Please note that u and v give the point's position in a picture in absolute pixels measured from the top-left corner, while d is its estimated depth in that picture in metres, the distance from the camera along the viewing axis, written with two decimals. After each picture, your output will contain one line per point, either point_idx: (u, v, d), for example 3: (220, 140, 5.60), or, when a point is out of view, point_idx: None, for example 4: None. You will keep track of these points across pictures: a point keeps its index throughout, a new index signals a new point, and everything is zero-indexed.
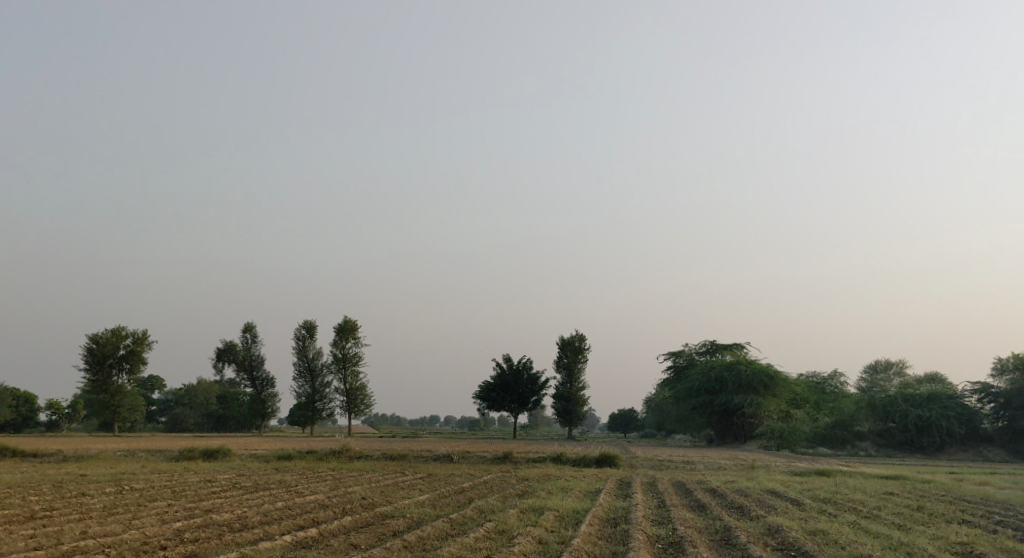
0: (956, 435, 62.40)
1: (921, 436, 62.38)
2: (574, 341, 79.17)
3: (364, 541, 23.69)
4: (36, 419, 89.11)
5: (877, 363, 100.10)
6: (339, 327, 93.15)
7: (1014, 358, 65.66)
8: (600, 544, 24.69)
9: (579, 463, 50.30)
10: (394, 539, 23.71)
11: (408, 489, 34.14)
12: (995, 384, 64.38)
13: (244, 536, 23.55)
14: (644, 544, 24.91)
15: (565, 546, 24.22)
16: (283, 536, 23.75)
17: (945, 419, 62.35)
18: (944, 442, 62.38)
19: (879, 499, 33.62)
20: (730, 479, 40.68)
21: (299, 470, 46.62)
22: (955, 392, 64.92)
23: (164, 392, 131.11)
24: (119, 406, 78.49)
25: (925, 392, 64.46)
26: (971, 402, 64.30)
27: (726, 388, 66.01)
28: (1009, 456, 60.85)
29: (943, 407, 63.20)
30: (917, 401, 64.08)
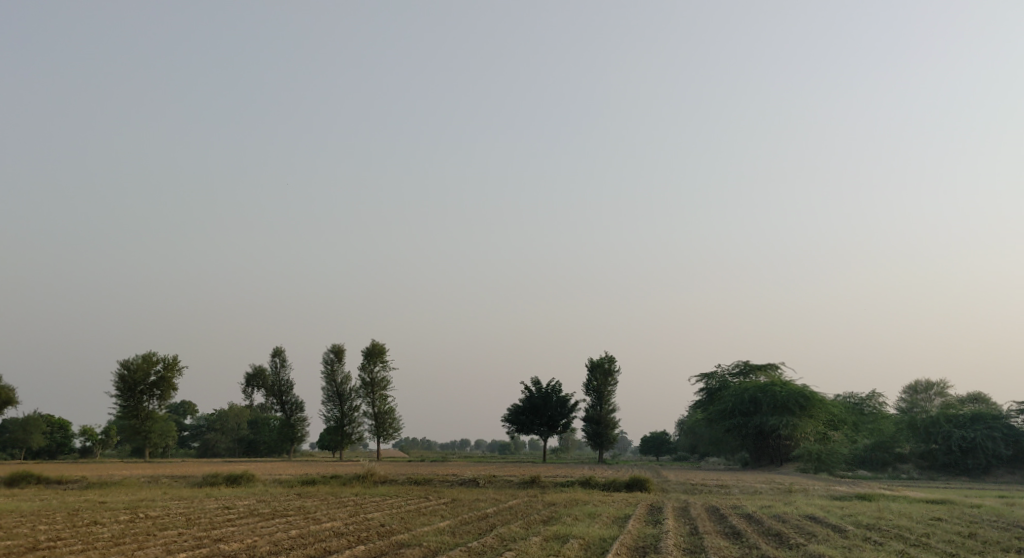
0: (1002, 457, 60.11)
1: (966, 458, 60.56)
2: (604, 362, 77.67)
3: None
4: (69, 446, 88.78)
5: (916, 383, 97.75)
6: (367, 351, 92.19)
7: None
8: None
9: (608, 487, 48.80)
10: None
11: (430, 516, 32.96)
12: None
13: None
14: None
15: None
16: None
17: (991, 440, 60.11)
18: (991, 464, 60.32)
19: (926, 526, 31.99)
20: (766, 504, 39.13)
21: (322, 495, 45.54)
22: (1001, 412, 62.63)
23: (195, 417, 130.82)
24: (150, 431, 77.91)
25: (969, 413, 62.40)
26: (1018, 423, 61.95)
27: (761, 409, 64.44)
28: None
29: (988, 428, 61.03)
30: (960, 421, 62.15)
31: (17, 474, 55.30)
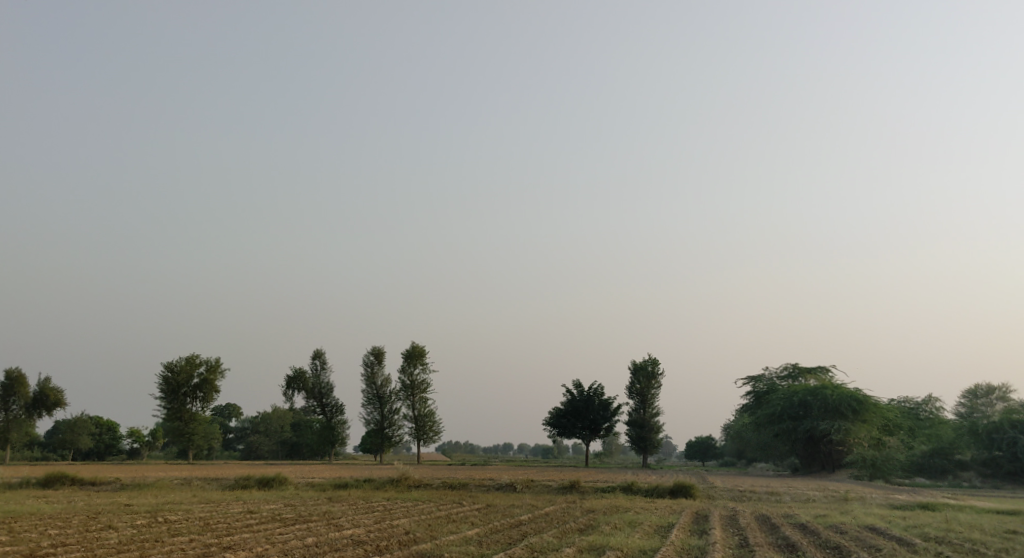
0: None
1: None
2: (647, 365, 75.37)
3: None
4: (117, 447, 88.25)
5: (975, 388, 94.38)
6: (406, 353, 90.65)
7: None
8: None
9: (651, 493, 46.68)
10: None
11: (458, 523, 31.27)
12: None
13: None
14: None
15: None
16: None
17: None
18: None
19: (1001, 538, 30.02)
20: (822, 513, 36.91)
21: (355, 500, 43.76)
22: None
23: (240, 420, 130.37)
24: (193, 433, 76.89)
25: None
26: None
27: (811, 413, 61.95)
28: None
29: None
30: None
31: (50, 475, 54.15)
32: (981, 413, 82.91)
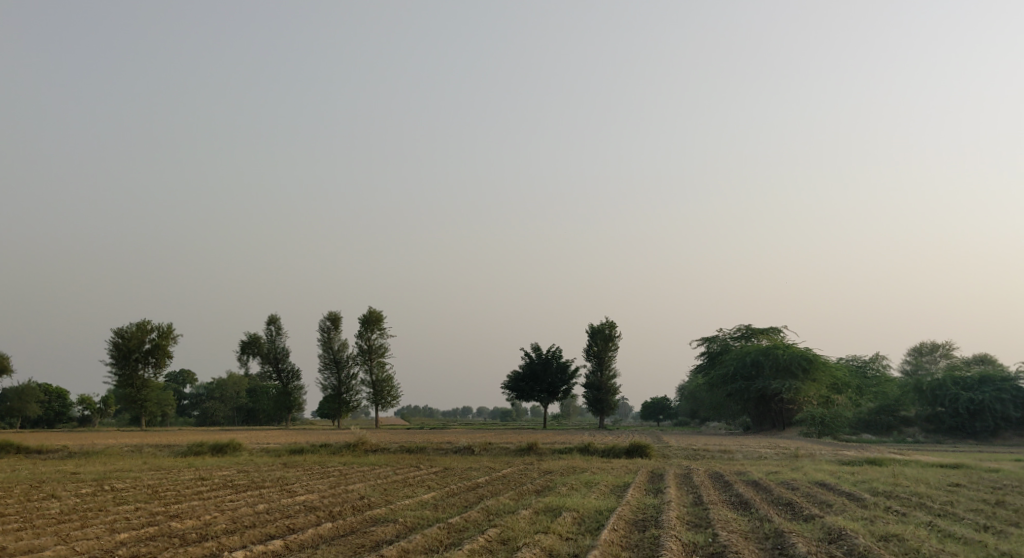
0: (1011, 419, 58.39)
1: (973, 421, 58.56)
2: (604, 328, 75.53)
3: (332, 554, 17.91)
4: (68, 415, 87.03)
5: (921, 345, 95.89)
6: (363, 318, 90.09)
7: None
8: None
9: (607, 453, 46.83)
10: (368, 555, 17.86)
11: (414, 486, 31.05)
12: None
13: (192, 533, 18.92)
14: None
15: None
16: (247, 541, 18.51)
17: (1000, 402, 58.17)
18: (999, 427, 58.37)
19: (946, 493, 30.71)
20: (773, 470, 37.28)
21: (309, 465, 43.41)
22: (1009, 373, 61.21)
23: (195, 386, 129.29)
24: (146, 400, 75.97)
25: (976, 375, 60.66)
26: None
27: (763, 372, 62.39)
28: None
29: (996, 389, 59.27)
30: (968, 383, 60.21)
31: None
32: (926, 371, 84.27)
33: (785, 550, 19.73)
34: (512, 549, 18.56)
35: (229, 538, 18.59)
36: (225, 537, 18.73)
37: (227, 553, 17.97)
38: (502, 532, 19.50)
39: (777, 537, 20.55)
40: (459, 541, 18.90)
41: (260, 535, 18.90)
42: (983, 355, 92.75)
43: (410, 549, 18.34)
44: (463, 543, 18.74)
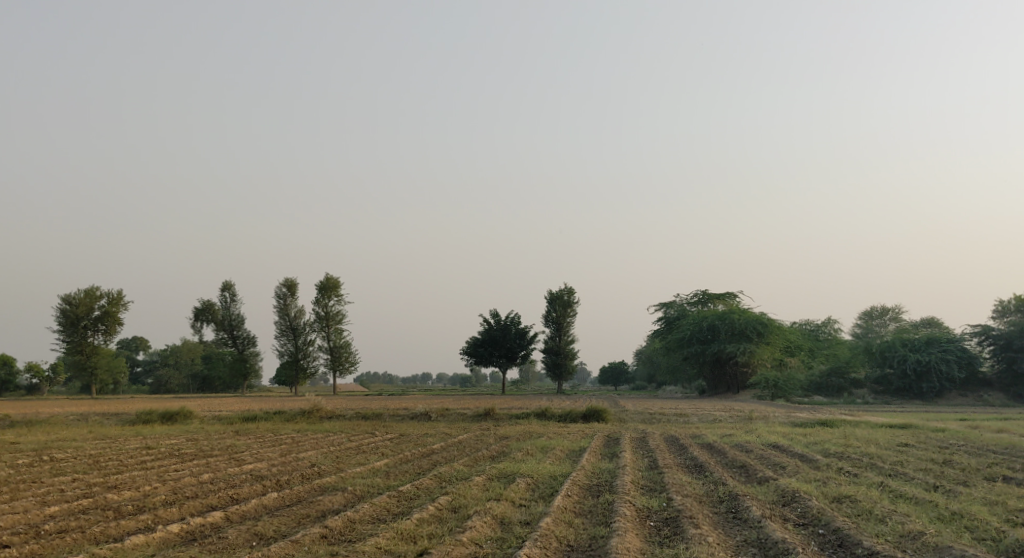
0: (956, 379, 59.30)
1: (920, 382, 59.23)
2: (563, 294, 75.16)
3: (274, 527, 17.23)
4: (16, 383, 85.25)
5: (871, 309, 96.91)
6: (320, 285, 88.99)
7: (1014, 300, 63.01)
8: (577, 525, 18.18)
9: (565, 418, 46.50)
10: (311, 527, 17.20)
11: (367, 454, 30.45)
12: (996, 327, 61.93)
13: (129, 505, 18.17)
14: (632, 523, 18.27)
15: (531, 529, 17.82)
16: (187, 515, 17.75)
17: (945, 362, 59.10)
18: (944, 387, 59.27)
19: (894, 453, 31.33)
20: (726, 432, 37.22)
21: (262, 432, 42.71)
22: (955, 335, 62.06)
23: (149, 353, 127.62)
24: (96, 367, 74.53)
25: (924, 337, 61.54)
26: (971, 345, 61.67)
27: (719, 337, 62.30)
28: (1011, 400, 58.32)
29: (942, 350, 60.17)
30: (916, 345, 60.79)
31: None
32: (876, 334, 85.15)
33: (739, 512, 19.19)
34: (462, 518, 18.00)
35: (167, 510, 17.86)
36: (163, 509, 18.00)
37: (163, 526, 17.25)
38: (452, 501, 18.90)
39: (731, 501, 20.11)
40: (408, 510, 18.31)
41: (201, 506, 18.19)
42: (931, 318, 93.92)
43: (356, 519, 17.74)
44: (412, 512, 18.14)
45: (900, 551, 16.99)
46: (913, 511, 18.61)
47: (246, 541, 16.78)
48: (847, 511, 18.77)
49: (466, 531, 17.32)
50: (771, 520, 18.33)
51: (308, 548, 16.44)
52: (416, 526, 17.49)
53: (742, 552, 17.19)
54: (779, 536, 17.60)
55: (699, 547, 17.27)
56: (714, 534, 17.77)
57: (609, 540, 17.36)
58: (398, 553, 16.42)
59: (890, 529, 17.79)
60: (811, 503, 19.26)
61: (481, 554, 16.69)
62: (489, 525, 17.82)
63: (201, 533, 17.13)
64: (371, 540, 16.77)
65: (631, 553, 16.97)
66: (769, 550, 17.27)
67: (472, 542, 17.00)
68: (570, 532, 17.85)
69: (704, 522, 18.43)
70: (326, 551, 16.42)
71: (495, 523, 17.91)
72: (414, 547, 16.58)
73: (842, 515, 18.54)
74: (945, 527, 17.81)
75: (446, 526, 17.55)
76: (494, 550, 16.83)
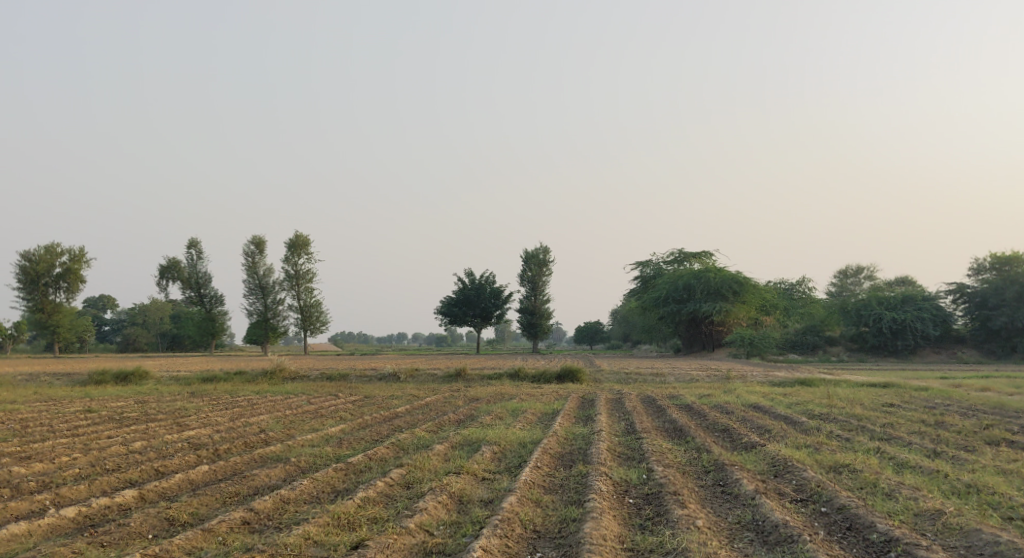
0: (930, 337, 57.94)
1: (895, 340, 57.77)
2: (539, 253, 73.04)
3: (187, 511, 15.23)
4: None
5: (847, 268, 95.59)
6: (289, 243, 86.42)
7: (990, 257, 61.18)
8: (546, 505, 16.20)
9: (538, 378, 44.60)
10: (231, 512, 15.21)
11: (325, 418, 28.38)
12: (971, 285, 60.43)
13: (30, 482, 16.14)
14: (609, 503, 16.28)
15: (492, 510, 15.84)
16: (92, 496, 15.74)
17: (920, 320, 57.64)
18: (918, 344, 57.94)
19: (882, 415, 29.58)
20: (703, 392, 35.45)
21: (218, 394, 40.47)
22: (930, 293, 60.64)
23: (117, 312, 124.94)
24: (58, 325, 71.94)
25: (899, 295, 59.95)
26: (946, 304, 60.30)
27: (695, 296, 60.49)
28: (986, 357, 57.06)
29: (918, 309, 58.66)
30: (892, 303, 59.27)
31: None
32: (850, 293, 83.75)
33: (728, 486, 17.29)
34: (414, 497, 15.96)
35: (72, 488, 15.87)
36: (69, 486, 16.01)
37: (57, 509, 15.28)
38: (405, 475, 16.86)
39: (718, 472, 18.18)
40: (353, 487, 16.27)
41: (114, 483, 16.23)
42: (905, 276, 92.75)
43: (289, 499, 15.74)
44: (356, 490, 16.10)
45: (921, 536, 15.24)
46: (924, 485, 16.83)
47: (151, 530, 14.82)
48: (849, 484, 16.96)
49: (417, 516, 15.33)
50: (766, 497, 16.46)
51: (221, 540, 14.51)
52: (358, 508, 15.49)
53: (736, 538, 15.35)
54: (778, 520, 15.70)
55: (687, 533, 15.36)
56: (702, 517, 15.81)
57: (582, 526, 15.37)
58: (330, 546, 14.46)
59: (902, 509, 15.97)
60: (808, 475, 17.38)
61: (430, 545, 14.73)
62: (444, 507, 15.82)
63: (103, 517, 15.19)
64: (299, 528, 14.80)
65: (609, 541, 15.04)
66: (768, 536, 15.42)
67: (418, 529, 15.03)
68: (538, 514, 15.88)
69: (690, 499, 16.49)
70: (244, 543, 14.45)
71: (452, 503, 15.97)
72: (349, 538, 14.62)
73: (844, 490, 16.70)
74: (965, 505, 16.03)
75: (393, 508, 15.57)
76: (446, 539, 14.91)
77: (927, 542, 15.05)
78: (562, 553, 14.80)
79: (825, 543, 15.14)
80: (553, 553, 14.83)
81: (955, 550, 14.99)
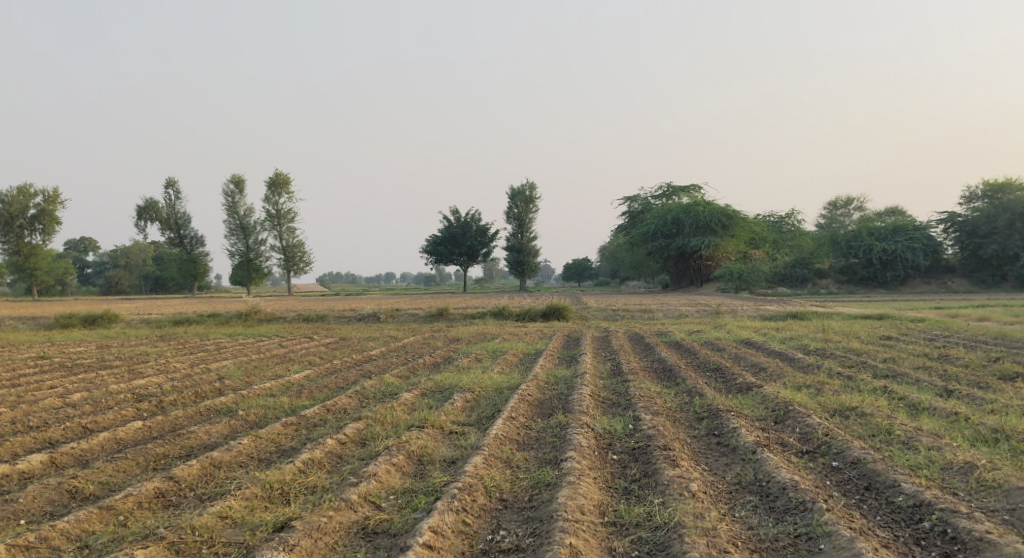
0: (921, 267, 56.38)
1: (885, 271, 56.17)
2: (525, 190, 70.81)
3: (93, 485, 14.35)
4: None
5: (836, 200, 93.84)
6: (270, 182, 84.07)
7: (981, 185, 59.28)
8: (520, 470, 14.83)
9: (524, 316, 42.95)
10: (141, 485, 14.30)
11: (294, 363, 26.66)
12: (961, 214, 58.70)
13: None
14: (591, 466, 14.82)
15: (455, 476, 14.58)
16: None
17: (911, 251, 55.96)
18: (909, 275, 56.42)
19: (881, 349, 28.13)
20: (694, 328, 33.81)
21: (188, 337, 38.57)
22: (920, 223, 58.99)
23: (99, 254, 122.46)
24: (35, 268, 69.85)
25: (890, 226, 58.22)
26: (936, 234, 58.64)
27: (683, 231, 58.67)
28: (976, 287, 55.70)
29: (908, 240, 56.96)
30: (882, 235, 57.56)
31: None
32: (840, 224, 82.06)
33: (725, 437, 15.73)
34: (367, 460, 14.91)
35: None
36: None
37: None
38: (362, 430, 15.75)
39: (712, 418, 16.53)
40: (299, 447, 15.29)
41: (29, 444, 15.30)
42: (894, 207, 91.08)
43: (220, 463, 14.88)
44: (301, 451, 15.14)
45: (955, 499, 14.04)
46: (944, 431, 15.57)
47: (42, 507, 14.02)
48: (859, 432, 15.64)
49: (364, 485, 14.30)
50: (768, 451, 15.10)
51: (121, 520, 13.74)
52: (296, 475, 14.57)
53: (738, 504, 14.15)
54: (777, 484, 14.39)
55: (680, 501, 14.11)
56: (699, 483, 14.42)
57: (557, 499, 14.03)
58: (248, 528, 13.63)
59: (924, 465, 14.72)
60: (813, 421, 15.96)
61: (373, 524, 13.75)
62: (399, 471, 14.76)
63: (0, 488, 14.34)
64: (217, 505, 13.94)
65: (587, 516, 13.84)
66: (775, 501, 14.19)
67: (354, 506, 14.02)
68: (510, 483, 14.55)
69: (683, 456, 15.03)
70: (145, 527, 13.65)
71: (409, 467, 14.85)
72: (274, 518, 13.75)
73: (855, 439, 15.41)
74: (1000, 458, 14.73)
75: (336, 476, 14.56)
76: (393, 515, 13.91)
77: (965, 508, 13.88)
78: (530, 534, 13.63)
79: (843, 511, 13.93)
80: (520, 532, 13.70)
81: (997, 514, 13.85)
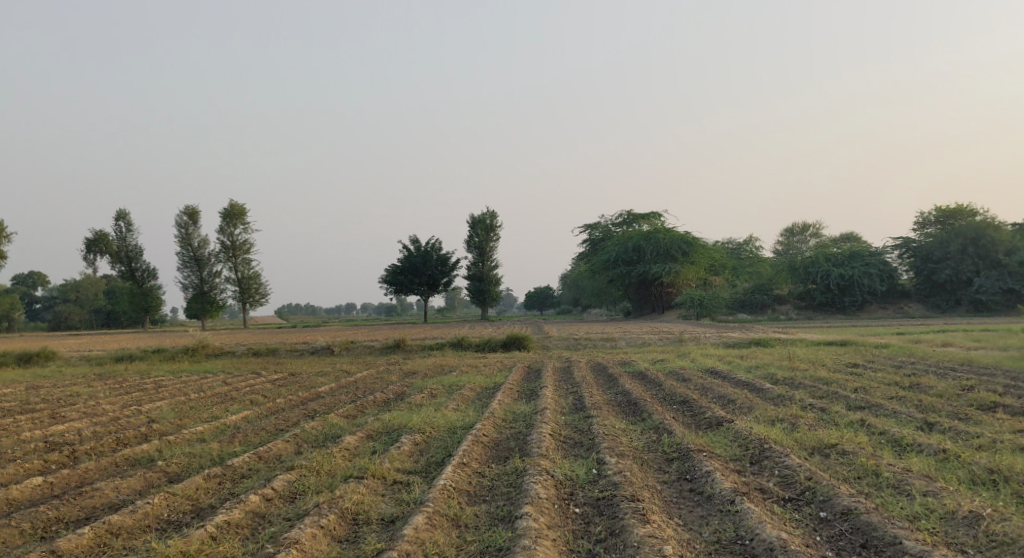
0: (877, 292, 55.71)
1: (843, 296, 55.42)
2: (486, 218, 69.45)
3: None
4: None
5: (793, 227, 93.51)
6: (225, 213, 82.09)
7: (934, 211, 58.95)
8: (473, 531, 13.43)
9: (482, 347, 41.45)
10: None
11: (236, 402, 25.00)
12: (915, 239, 58.23)
13: None
14: (551, 525, 13.44)
15: (392, 541, 13.19)
16: None
17: (867, 276, 55.31)
18: (866, 300, 55.72)
19: (850, 377, 27.01)
20: (657, 357, 32.52)
21: (129, 375, 36.59)
22: (875, 249, 58.40)
23: (48, 289, 119.14)
24: None
25: (846, 252, 57.56)
26: (892, 260, 58.07)
27: (643, 258, 57.63)
28: (932, 311, 55.10)
29: (865, 265, 56.32)
30: (839, 260, 56.88)
31: None
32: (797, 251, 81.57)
33: (698, 482, 14.42)
34: (293, 522, 13.57)
35: None
36: None
37: None
38: (292, 484, 14.40)
39: (682, 460, 15.21)
40: (216, 506, 13.93)
41: None
42: (850, 233, 90.93)
43: (119, 530, 13.55)
44: (217, 513, 13.78)
45: None
46: (935, 471, 14.39)
47: None
48: (845, 474, 14.42)
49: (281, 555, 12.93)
50: (749, 501, 13.80)
51: None
52: (205, 543, 13.21)
53: None
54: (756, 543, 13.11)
55: None
56: (672, 545, 13.08)
57: None
58: None
59: (921, 516, 13.52)
60: (793, 463, 14.71)
61: None
62: (330, 534, 13.39)
63: None
64: None
65: None
66: None
67: None
68: (460, 547, 13.15)
69: (653, 509, 13.69)
70: None
71: (339, 529, 13.47)
72: None
73: (840, 483, 14.20)
74: (1000, 506, 13.56)
75: (252, 545, 13.21)
76: None
77: None
78: None
79: None
80: None
81: None
